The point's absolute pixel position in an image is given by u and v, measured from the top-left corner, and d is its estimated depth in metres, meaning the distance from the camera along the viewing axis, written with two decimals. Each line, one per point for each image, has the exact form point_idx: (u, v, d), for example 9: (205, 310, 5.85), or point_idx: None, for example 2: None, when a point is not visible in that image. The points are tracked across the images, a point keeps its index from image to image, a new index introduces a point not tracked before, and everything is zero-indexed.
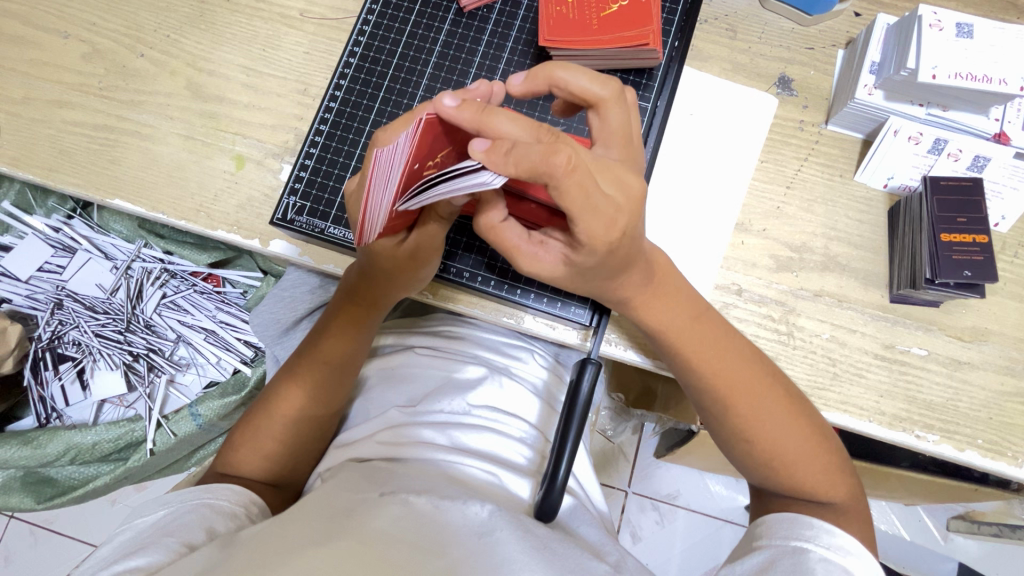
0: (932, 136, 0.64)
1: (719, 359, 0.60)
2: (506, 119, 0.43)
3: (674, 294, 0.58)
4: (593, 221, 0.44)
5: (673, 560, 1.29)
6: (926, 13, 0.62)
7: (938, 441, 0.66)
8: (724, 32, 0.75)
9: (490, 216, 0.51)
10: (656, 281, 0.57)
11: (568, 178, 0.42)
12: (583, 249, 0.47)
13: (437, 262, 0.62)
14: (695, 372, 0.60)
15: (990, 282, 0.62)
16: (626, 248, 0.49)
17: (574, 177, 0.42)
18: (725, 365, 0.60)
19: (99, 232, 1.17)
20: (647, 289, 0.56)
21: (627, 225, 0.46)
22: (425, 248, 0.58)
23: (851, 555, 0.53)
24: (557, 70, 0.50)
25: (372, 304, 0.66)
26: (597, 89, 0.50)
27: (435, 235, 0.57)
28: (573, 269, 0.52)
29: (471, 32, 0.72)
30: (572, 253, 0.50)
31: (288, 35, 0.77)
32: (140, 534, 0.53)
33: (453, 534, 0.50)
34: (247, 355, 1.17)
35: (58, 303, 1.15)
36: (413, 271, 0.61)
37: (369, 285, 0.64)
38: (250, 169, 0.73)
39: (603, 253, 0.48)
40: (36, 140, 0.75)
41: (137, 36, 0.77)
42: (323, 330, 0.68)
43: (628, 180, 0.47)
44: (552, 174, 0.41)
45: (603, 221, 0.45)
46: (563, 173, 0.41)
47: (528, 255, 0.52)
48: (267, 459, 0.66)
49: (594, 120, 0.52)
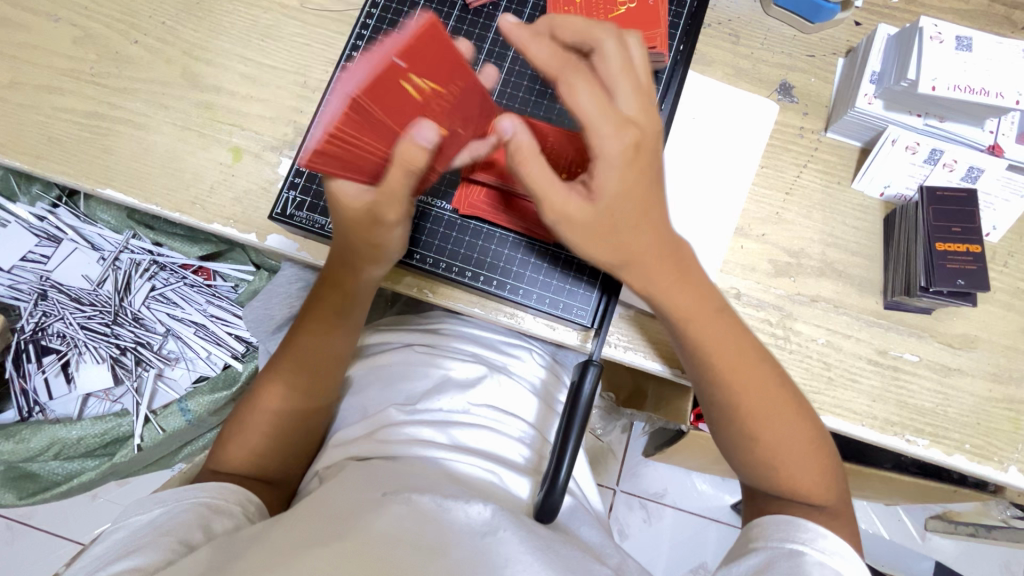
0: (928, 146, 0.65)
1: (731, 341, 0.58)
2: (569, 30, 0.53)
3: (694, 282, 0.56)
4: (609, 143, 0.48)
5: (659, 558, 1.31)
6: (927, 25, 0.64)
7: (927, 444, 0.67)
8: (727, 37, 0.75)
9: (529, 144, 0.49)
10: (682, 265, 0.55)
11: (575, 74, 0.49)
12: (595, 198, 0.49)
13: (402, 226, 0.57)
14: (692, 365, 0.61)
15: (982, 291, 0.63)
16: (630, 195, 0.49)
17: (580, 74, 0.49)
18: (737, 351, 0.58)
19: (85, 221, 1.14)
20: (671, 272, 0.54)
21: (639, 139, 0.49)
22: (387, 214, 0.54)
23: (841, 558, 0.54)
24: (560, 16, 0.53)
25: (345, 266, 0.63)
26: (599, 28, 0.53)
27: (418, 171, 0.49)
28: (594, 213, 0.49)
29: (477, 27, 0.72)
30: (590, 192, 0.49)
31: (288, 25, 0.75)
32: (134, 534, 0.52)
33: (457, 534, 0.49)
34: (238, 350, 1.14)
35: (42, 294, 1.12)
36: (370, 241, 0.58)
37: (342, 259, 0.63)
38: (248, 162, 0.72)
39: (617, 192, 0.49)
40: (24, 126, 0.72)
41: (131, 22, 0.75)
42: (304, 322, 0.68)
43: (648, 103, 0.50)
44: (566, 70, 0.50)
45: (611, 128, 0.48)
46: (570, 69, 0.50)
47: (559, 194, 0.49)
48: (255, 453, 0.64)
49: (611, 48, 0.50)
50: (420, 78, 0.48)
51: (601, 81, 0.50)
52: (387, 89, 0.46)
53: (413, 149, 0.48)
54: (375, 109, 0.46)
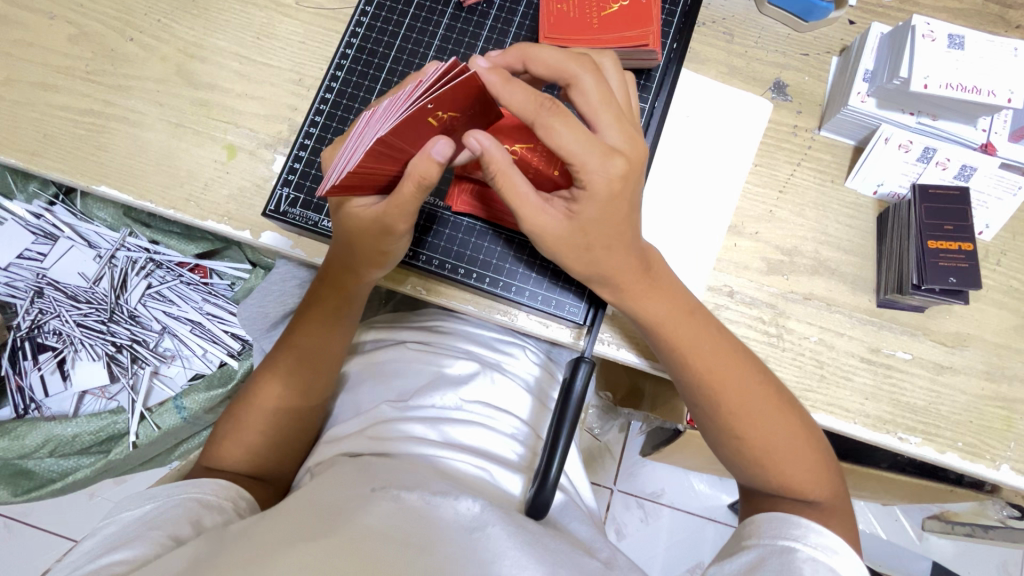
0: (920, 144, 0.65)
1: (701, 342, 0.60)
2: (545, 51, 0.51)
3: (663, 290, 0.59)
4: (596, 166, 0.47)
5: (656, 558, 1.31)
6: (920, 23, 0.64)
7: (919, 443, 0.67)
8: (721, 36, 0.75)
9: (501, 161, 0.49)
10: (649, 273, 0.57)
11: (555, 114, 0.47)
12: (586, 196, 0.49)
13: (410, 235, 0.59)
14: (678, 361, 0.61)
15: (974, 289, 0.63)
16: (620, 212, 0.51)
17: (560, 112, 0.47)
18: (708, 352, 0.60)
19: (82, 219, 1.14)
20: (641, 277, 0.57)
21: (628, 169, 0.49)
22: (399, 225, 0.56)
23: (837, 554, 0.54)
24: (531, 48, 0.52)
25: (347, 271, 0.63)
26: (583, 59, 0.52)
27: (430, 184, 0.51)
28: (575, 225, 0.51)
29: (471, 25, 0.72)
30: (574, 203, 0.51)
31: (283, 23, 0.76)
32: (125, 528, 0.52)
33: (446, 530, 0.49)
34: (234, 348, 1.14)
35: (39, 291, 1.13)
36: (376, 249, 0.59)
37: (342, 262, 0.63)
38: (242, 159, 0.72)
39: (602, 203, 0.49)
40: (19, 123, 0.73)
41: (126, 20, 0.75)
42: (300, 321, 0.68)
43: (631, 130, 0.50)
44: (541, 111, 0.47)
45: (600, 159, 0.47)
46: (551, 111, 0.47)
47: (533, 207, 0.50)
48: (250, 451, 0.65)
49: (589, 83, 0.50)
50: (445, 111, 0.48)
51: (581, 115, 0.50)
52: (411, 126, 0.47)
53: (429, 165, 0.49)
54: (398, 143, 0.47)
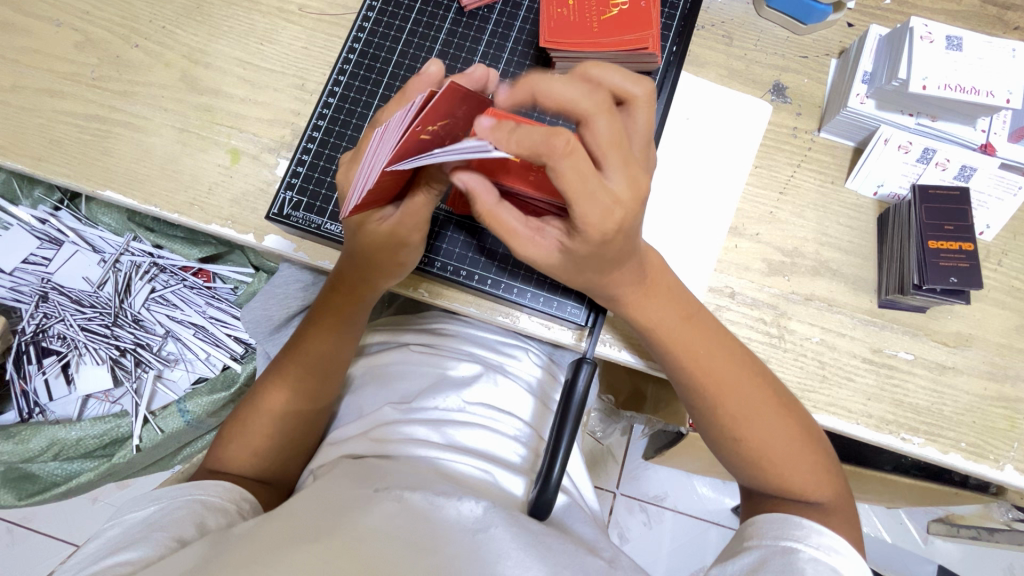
0: (920, 145, 0.66)
1: (703, 346, 0.60)
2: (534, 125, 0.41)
3: (665, 294, 0.59)
4: (590, 211, 0.45)
5: (659, 562, 1.30)
6: (918, 25, 0.64)
7: (922, 443, 0.67)
8: (720, 39, 0.76)
9: (484, 200, 0.50)
10: (647, 282, 0.57)
11: (567, 159, 0.42)
12: (579, 237, 0.48)
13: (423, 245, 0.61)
14: (677, 365, 0.61)
15: (974, 288, 0.63)
16: (618, 245, 0.49)
17: (572, 158, 0.42)
18: (707, 357, 0.60)
19: (87, 224, 1.16)
20: (638, 288, 0.57)
21: (623, 219, 0.47)
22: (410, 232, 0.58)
23: (838, 554, 0.54)
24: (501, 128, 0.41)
25: (361, 281, 0.64)
26: (633, 87, 0.49)
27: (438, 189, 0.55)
28: (567, 256, 0.52)
29: (472, 30, 0.73)
30: (568, 240, 0.50)
31: (286, 29, 0.76)
32: (130, 530, 0.52)
33: (449, 531, 0.49)
34: (237, 351, 1.15)
35: (43, 296, 1.13)
36: (392, 257, 0.60)
37: (354, 271, 0.63)
38: (246, 163, 0.73)
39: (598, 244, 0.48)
40: (26, 129, 0.73)
41: (131, 27, 0.76)
42: (308, 329, 0.69)
43: (637, 174, 0.47)
44: (552, 154, 0.41)
45: (599, 212, 0.45)
46: (563, 153, 0.41)
47: (524, 239, 0.51)
48: (256, 453, 0.65)
49: (603, 123, 0.44)
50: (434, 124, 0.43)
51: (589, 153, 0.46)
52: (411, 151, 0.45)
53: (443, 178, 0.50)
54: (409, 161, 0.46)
